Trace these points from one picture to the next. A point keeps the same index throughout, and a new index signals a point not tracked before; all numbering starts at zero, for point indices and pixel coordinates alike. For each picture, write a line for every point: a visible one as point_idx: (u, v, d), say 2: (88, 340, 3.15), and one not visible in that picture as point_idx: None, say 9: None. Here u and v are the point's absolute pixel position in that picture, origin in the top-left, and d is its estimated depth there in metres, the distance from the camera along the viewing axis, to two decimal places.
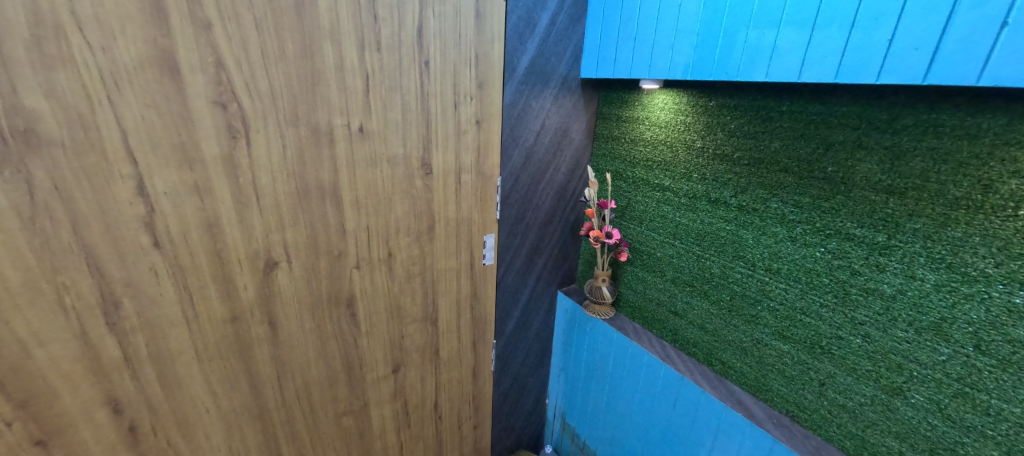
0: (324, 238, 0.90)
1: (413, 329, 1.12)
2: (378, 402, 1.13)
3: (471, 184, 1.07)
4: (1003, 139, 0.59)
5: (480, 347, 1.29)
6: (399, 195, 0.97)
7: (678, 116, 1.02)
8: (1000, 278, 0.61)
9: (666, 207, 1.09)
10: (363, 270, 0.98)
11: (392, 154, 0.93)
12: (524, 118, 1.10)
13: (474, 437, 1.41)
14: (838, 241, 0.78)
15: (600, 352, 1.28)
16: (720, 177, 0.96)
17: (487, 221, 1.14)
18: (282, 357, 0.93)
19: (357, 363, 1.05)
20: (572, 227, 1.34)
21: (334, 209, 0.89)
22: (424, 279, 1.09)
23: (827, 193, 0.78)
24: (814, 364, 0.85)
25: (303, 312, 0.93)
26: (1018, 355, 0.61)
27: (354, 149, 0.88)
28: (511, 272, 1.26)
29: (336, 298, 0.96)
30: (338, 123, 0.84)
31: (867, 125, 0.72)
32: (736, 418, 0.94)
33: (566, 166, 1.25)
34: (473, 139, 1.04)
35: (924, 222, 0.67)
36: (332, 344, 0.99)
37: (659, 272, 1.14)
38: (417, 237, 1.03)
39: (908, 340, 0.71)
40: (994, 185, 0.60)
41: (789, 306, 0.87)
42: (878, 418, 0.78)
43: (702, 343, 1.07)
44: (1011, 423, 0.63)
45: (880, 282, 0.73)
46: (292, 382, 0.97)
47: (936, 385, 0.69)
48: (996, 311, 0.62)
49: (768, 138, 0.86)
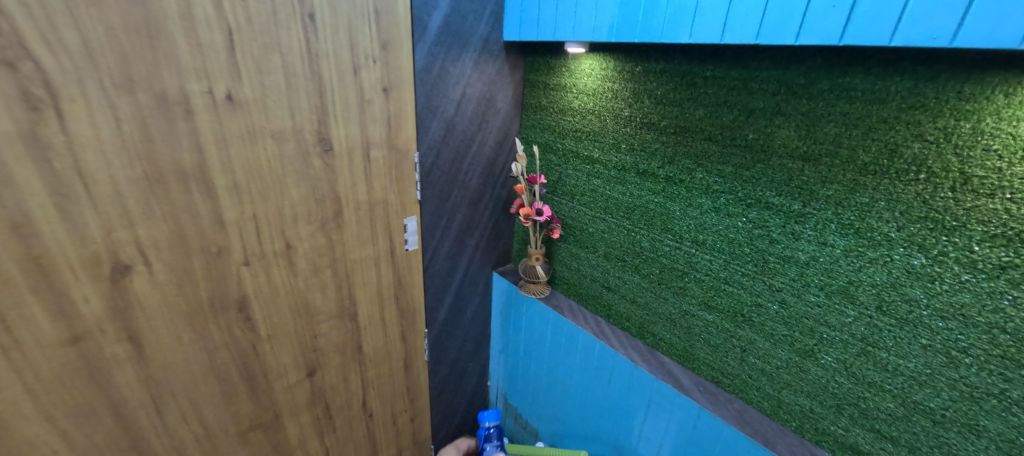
0: (196, 232, 0.74)
1: (327, 327, 1.00)
2: (293, 410, 1.01)
3: (383, 161, 0.94)
4: (909, 102, 0.58)
5: (410, 338, 1.19)
6: (293, 177, 0.82)
7: (606, 83, 0.96)
8: (902, 242, 0.62)
9: (596, 180, 1.05)
10: (254, 267, 0.83)
11: (277, 128, 0.77)
12: (441, 85, 0.99)
13: (412, 430, 1.34)
14: (758, 211, 0.77)
15: (537, 332, 1.25)
16: (648, 148, 0.92)
17: (406, 202, 1.02)
18: (156, 377, 0.78)
19: (260, 372, 0.92)
20: (504, 204, 1.27)
21: (203, 197, 0.73)
22: (336, 272, 0.96)
23: (748, 161, 0.76)
24: (736, 332, 0.86)
25: (178, 322, 0.77)
26: (914, 313, 0.63)
27: (221, 121, 0.71)
28: (440, 256, 1.16)
29: (222, 303, 0.81)
30: (195, 89, 0.67)
31: (786, 90, 0.69)
32: (666, 389, 0.94)
33: (493, 139, 1.16)
34: (381, 109, 0.90)
35: (836, 189, 0.67)
36: (224, 355, 0.85)
37: (592, 248, 1.11)
38: (322, 225, 0.90)
39: (819, 305, 0.73)
40: (899, 149, 0.60)
41: (714, 276, 0.87)
42: (791, 379, 0.80)
43: (634, 317, 1.06)
44: (906, 377, 0.66)
45: (795, 250, 0.74)
46: (175, 404, 0.82)
47: (842, 346, 0.72)
48: (897, 273, 0.64)
49: (692, 106, 0.82)
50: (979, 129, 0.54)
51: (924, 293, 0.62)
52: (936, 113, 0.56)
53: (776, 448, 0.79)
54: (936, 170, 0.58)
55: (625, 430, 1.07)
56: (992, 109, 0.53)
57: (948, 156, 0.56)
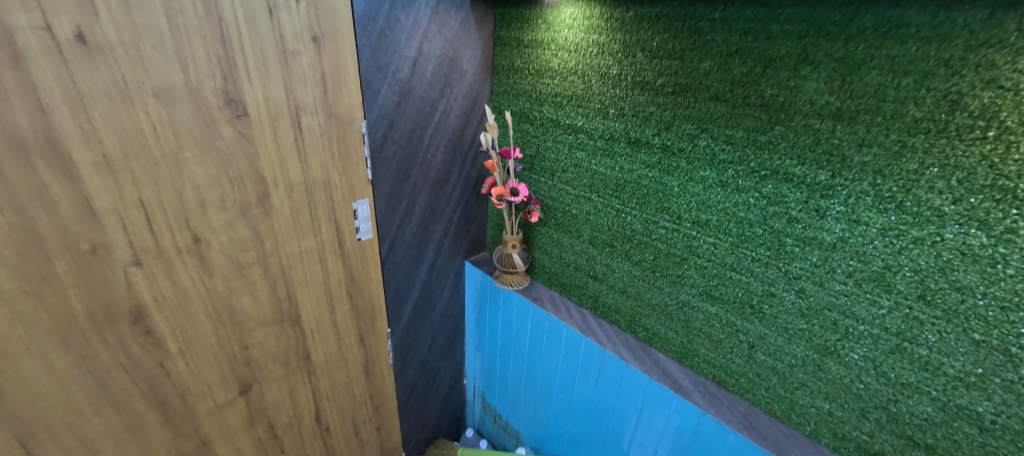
0: (53, 226, 0.55)
1: (262, 335, 0.83)
2: (225, 434, 0.85)
3: (320, 132, 0.76)
4: (980, 38, 0.45)
5: (370, 341, 1.04)
6: (193, 151, 0.63)
7: (590, 35, 0.80)
8: (957, 218, 0.50)
9: (580, 153, 0.90)
10: (150, 267, 0.65)
11: (163, 85, 0.58)
12: (391, 39, 0.81)
13: (378, 440, 1.20)
14: (775, 184, 0.64)
15: (515, 328, 1.11)
16: (641, 112, 0.77)
17: (354, 183, 0.85)
18: (21, 414, 0.60)
19: (175, 395, 0.75)
20: (474, 184, 1.11)
21: (59, 178, 0.54)
22: (268, 269, 0.79)
23: (764, 123, 0.63)
24: (742, 326, 0.75)
25: (45, 344, 0.59)
26: (966, 304, 0.52)
27: (72, 72, 0.51)
28: (401, 245, 1.00)
29: (109, 315, 0.63)
30: (21, 23, 0.47)
31: (815, 31, 0.55)
32: (663, 391, 0.82)
33: (459, 108, 0.99)
34: (312, 65, 0.71)
35: (875, 153, 0.54)
36: (119, 379, 0.67)
37: (575, 232, 0.97)
38: (243, 212, 0.72)
39: (846, 294, 0.61)
40: (963, 100, 0.47)
41: (717, 262, 0.74)
42: (807, 379, 0.69)
43: (624, 310, 0.94)
44: (949, 378, 0.56)
45: (819, 230, 0.61)
46: (54, 444, 0.64)
47: (872, 342, 0.61)
48: (947, 256, 0.52)
49: (695, 57, 0.68)
50: None
51: (980, 279, 0.51)
52: (1017, 50, 0.44)
53: None
54: (1011, 125, 0.45)
55: (615, 435, 0.95)
56: None
57: None
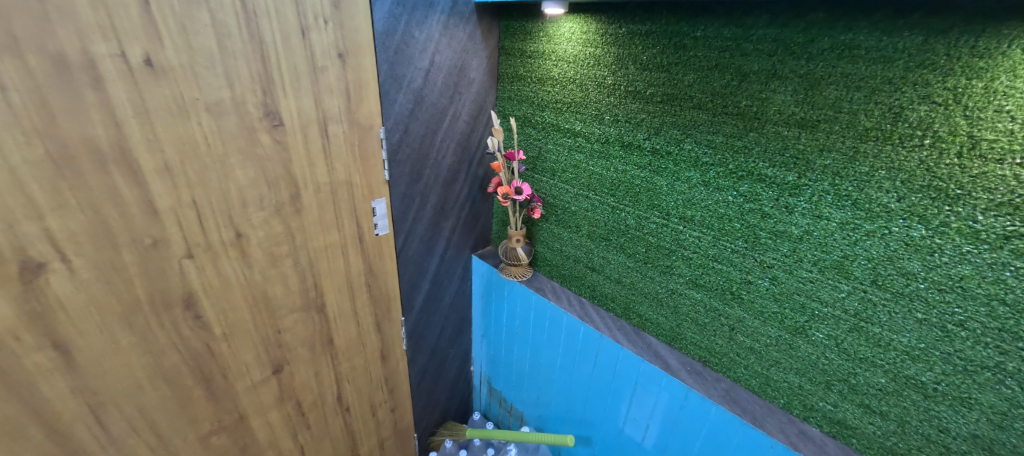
0: (123, 223, 0.64)
1: (292, 321, 0.92)
2: (260, 409, 0.95)
3: (344, 138, 0.85)
4: (917, 60, 0.53)
5: (386, 328, 1.13)
6: (237, 157, 0.72)
7: (587, 48, 0.88)
8: (901, 213, 0.59)
9: (579, 155, 0.98)
10: (200, 259, 0.74)
11: (213, 100, 0.66)
12: (406, 52, 0.89)
13: (393, 421, 1.29)
14: (750, 183, 0.72)
15: (519, 316, 1.20)
16: (633, 118, 0.85)
17: (373, 183, 0.93)
18: (93, 387, 0.70)
19: (218, 373, 0.84)
20: (481, 183, 1.20)
21: (128, 182, 0.62)
22: (297, 261, 0.88)
23: (740, 130, 0.71)
24: (724, 310, 0.83)
25: (113, 325, 0.68)
26: (910, 287, 0.61)
27: (140, 91, 0.60)
28: (414, 240, 1.09)
29: (165, 301, 0.72)
30: (102, 51, 0.55)
31: (783, 50, 0.63)
32: (653, 370, 0.91)
33: (467, 113, 1.07)
34: (338, 78, 0.79)
35: (833, 157, 0.62)
36: (172, 358, 0.77)
37: (575, 227, 1.05)
38: (277, 210, 0.81)
39: (811, 280, 0.70)
40: (904, 112, 0.55)
41: (702, 253, 0.83)
42: (781, 357, 0.78)
43: (619, 298, 1.02)
44: (898, 352, 0.64)
45: (788, 224, 0.70)
46: (118, 414, 0.74)
47: (834, 322, 0.69)
48: (894, 246, 0.60)
49: (681, 71, 0.76)
50: (992, 88, 0.49)
51: (921, 266, 0.59)
52: (946, 71, 0.52)
53: (765, 427, 0.77)
54: (943, 134, 0.53)
55: (611, 412, 1.04)
56: (1007, 65, 0.48)
57: (957, 119, 0.52)
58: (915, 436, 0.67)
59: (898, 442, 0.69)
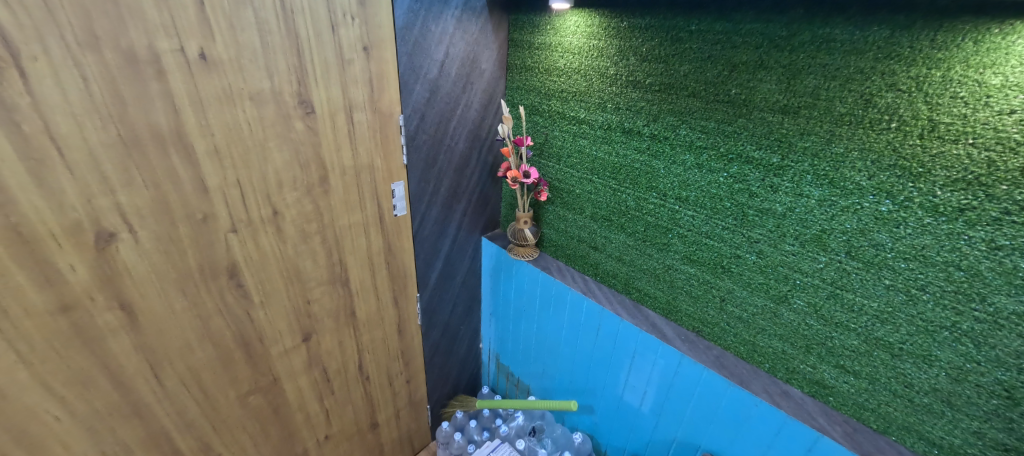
0: (178, 199, 0.73)
1: (320, 293, 1.01)
2: (291, 374, 1.04)
3: (367, 125, 0.92)
4: (884, 52, 0.60)
5: (403, 303, 1.22)
6: (274, 141, 0.80)
7: (591, 41, 0.95)
8: (872, 190, 0.65)
9: (583, 141, 1.05)
10: (242, 234, 0.83)
11: (255, 90, 0.74)
12: (423, 45, 0.96)
13: (408, 391, 1.39)
14: (739, 165, 0.79)
15: (526, 294, 1.28)
16: (633, 106, 0.92)
17: (393, 167, 1.01)
18: (152, 345, 0.79)
19: (255, 338, 0.94)
20: (491, 169, 1.27)
21: (183, 162, 0.71)
22: (325, 239, 0.96)
23: (730, 116, 0.78)
24: (715, 283, 0.91)
25: (169, 290, 0.77)
26: (879, 256, 0.68)
27: (195, 82, 0.68)
28: (429, 221, 1.17)
29: (213, 270, 0.81)
30: (165, 46, 0.63)
31: (768, 43, 0.70)
32: (650, 339, 0.99)
33: (478, 102, 1.14)
34: (363, 70, 0.87)
35: (812, 140, 0.69)
36: (217, 321, 0.86)
37: (579, 209, 1.13)
38: (308, 190, 0.89)
39: (794, 253, 0.77)
40: (873, 99, 0.62)
41: (695, 231, 0.90)
42: (766, 324, 0.86)
43: (620, 274, 1.10)
44: (869, 315, 0.72)
45: (773, 202, 0.77)
46: (172, 371, 0.83)
47: (813, 290, 0.77)
48: (866, 220, 0.67)
49: (677, 62, 0.82)
50: (949, 76, 0.56)
51: (889, 237, 0.66)
52: (909, 62, 0.58)
53: (750, 388, 0.85)
54: (907, 118, 0.60)
55: (611, 380, 1.13)
56: (961, 57, 0.55)
57: (919, 104, 0.59)
58: (883, 392, 0.74)
59: (869, 398, 0.76)
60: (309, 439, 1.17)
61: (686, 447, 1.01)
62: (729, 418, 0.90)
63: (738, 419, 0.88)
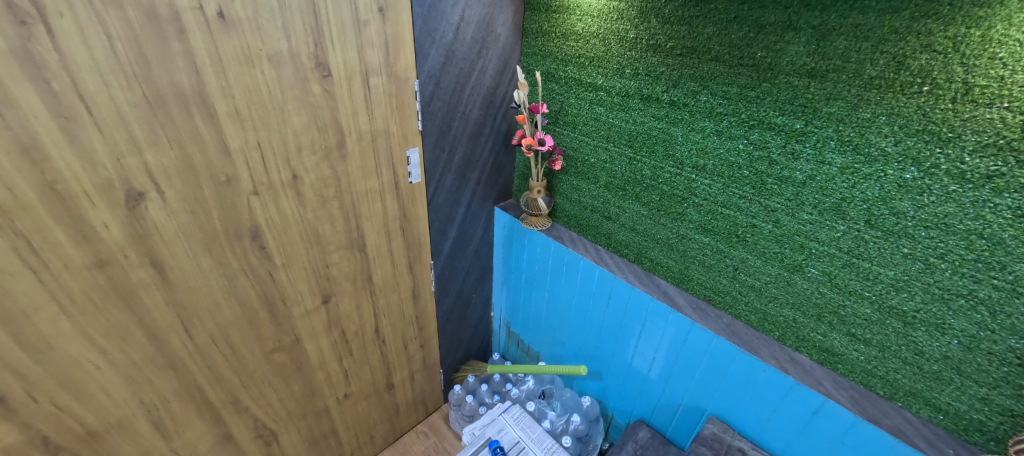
0: (203, 161, 0.74)
1: (338, 257, 1.04)
2: (312, 334, 1.09)
3: (383, 89, 0.92)
4: (922, 10, 0.57)
5: (417, 270, 1.25)
6: (293, 104, 0.80)
7: (611, 2, 0.92)
8: (897, 157, 0.64)
9: (598, 108, 1.04)
10: (264, 197, 0.85)
11: (273, 51, 0.74)
12: (439, 7, 0.94)
13: (422, 355, 1.44)
14: (760, 132, 0.78)
15: (537, 262, 1.29)
16: (653, 71, 0.90)
17: (408, 133, 1.01)
18: (182, 301, 0.83)
19: (278, 298, 0.98)
20: (504, 137, 1.27)
21: (206, 123, 0.72)
22: (343, 203, 0.98)
23: (754, 81, 0.76)
24: (729, 252, 0.91)
25: (197, 250, 0.80)
26: (900, 225, 0.67)
27: (214, 42, 0.68)
28: (443, 189, 1.18)
29: (237, 231, 0.84)
30: (185, 4, 0.63)
31: (799, 2, 0.67)
32: (660, 307, 1.00)
33: (493, 67, 1.13)
34: (378, 32, 0.86)
35: (839, 105, 0.67)
36: (242, 281, 0.90)
37: (592, 178, 1.13)
38: (326, 155, 0.90)
39: (811, 222, 0.77)
40: (907, 61, 0.60)
41: (711, 199, 0.89)
42: (779, 293, 0.87)
43: (633, 244, 1.10)
44: (885, 284, 0.72)
45: (793, 170, 0.76)
46: (202, 327, 0.88)
47: (828, 259, 0.77)
48: (888, 188, 0.66)
49: (701, 24, 0.80)
50: (988, 36, 0.54)
51: (911, 205, 0.65)
52: (948, 21, 0.56)
53: (758, 355, 0.87)
54: (941, 81, 0.58)
55: (620, 347, 1.16)
56: (1003, 15, 0.53)
57: (954, 66, 0.57)
58: (893, 359, 0.75)
59: (878, 365, 0.77)
60: (330, 396, 1.23)
61: (692, 410, 1.04)
62: (735, 383, 0.92)
63: (745, 384, 0.91)
